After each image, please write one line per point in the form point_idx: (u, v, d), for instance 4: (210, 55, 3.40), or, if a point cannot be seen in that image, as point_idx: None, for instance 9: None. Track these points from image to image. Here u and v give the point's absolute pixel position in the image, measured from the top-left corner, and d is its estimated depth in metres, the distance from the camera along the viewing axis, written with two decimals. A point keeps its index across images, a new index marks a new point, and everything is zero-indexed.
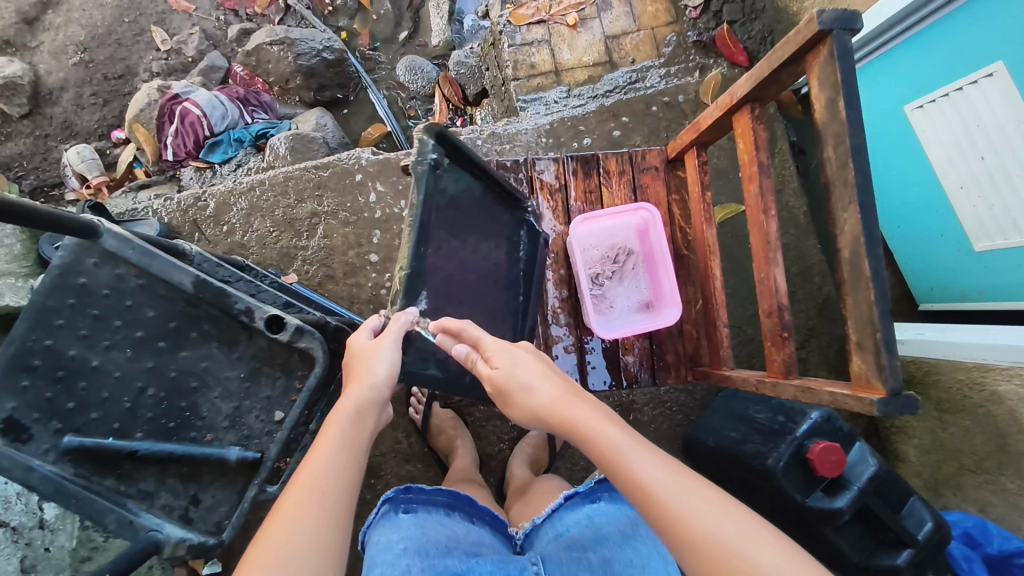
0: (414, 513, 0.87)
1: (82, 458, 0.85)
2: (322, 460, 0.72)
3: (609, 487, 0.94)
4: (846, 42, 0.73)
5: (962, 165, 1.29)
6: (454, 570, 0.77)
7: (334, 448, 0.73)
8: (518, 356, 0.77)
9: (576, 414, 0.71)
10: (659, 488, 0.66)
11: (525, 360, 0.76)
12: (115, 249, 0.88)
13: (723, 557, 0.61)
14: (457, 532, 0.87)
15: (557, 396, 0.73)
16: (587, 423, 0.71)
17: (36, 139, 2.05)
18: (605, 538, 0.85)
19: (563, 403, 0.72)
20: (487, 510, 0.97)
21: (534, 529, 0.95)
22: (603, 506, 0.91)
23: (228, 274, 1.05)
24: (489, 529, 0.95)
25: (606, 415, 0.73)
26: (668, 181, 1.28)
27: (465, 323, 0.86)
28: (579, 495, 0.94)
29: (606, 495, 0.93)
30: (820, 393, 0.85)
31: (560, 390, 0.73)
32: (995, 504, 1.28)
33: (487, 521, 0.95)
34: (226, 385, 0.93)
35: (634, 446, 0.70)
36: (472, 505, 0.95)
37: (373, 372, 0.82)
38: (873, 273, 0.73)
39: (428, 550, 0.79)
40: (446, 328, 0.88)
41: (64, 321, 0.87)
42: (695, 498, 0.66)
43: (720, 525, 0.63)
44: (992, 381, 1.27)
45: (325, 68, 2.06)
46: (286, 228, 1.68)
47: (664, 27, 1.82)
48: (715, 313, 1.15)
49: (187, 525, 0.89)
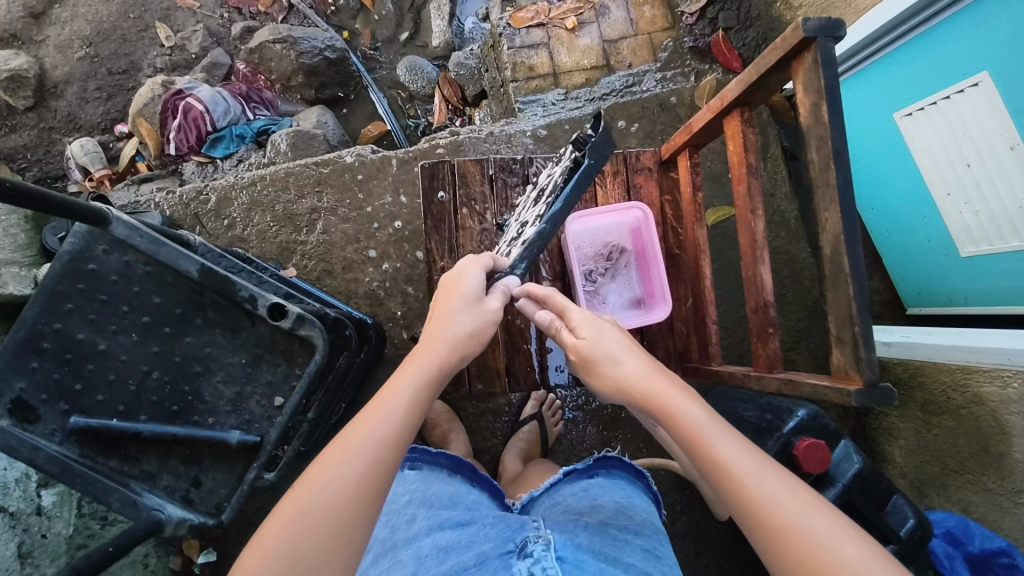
0: (417, 470, 1.03)
1: (88, 438, 0.89)
2: (387, 407, 0.73)
3: (606, 465, 1.05)
4: (829, 50, 0.77)
5: (949, 172, 1.32)
6: (456, 519, 0.90)
7: (398, 397, 0.74)
8: (605, 329, 0.83)
9: (660, 390, 0.75)
10: (740, 470, 0.67)
11: (611, 334, 0.82)
12: (125, 238, 0.90)
13: (800, 542, 0.62)
14: (459, 492, 1.00)
15: (644, 375, 0.77)
16: (672, 401, 0.74)
17: (40, 132, 2.07)
18: (600, 505, 0.93)
19: (647, 376, 0.77)
20: (489, 481, 1.07)
21: (531, 500, 1.04)
22: (599, 480, 1.01)
23: (231, 265, 1.07)
24: (488, 496, 1.04)
25: (691, 396, 0.75)
26: (661, 182, 1.32)
27: (551, 292, 0.93)
28: (577, 470, 1.04)
29: (604, 471, 1.04)
30: (801, 385, 0.88)
31: (646, 368, 0.78)
32: (976, 503, 1.32)
33: (485, 488, 1.05)
34: (228, 370, 0.95)
35: (717, 427, 0.71)
36: (473, 472, 1.06)
37: (448, 330, 0.84)
38: (853, 270, 0.76)
39: (432, 501, 0.95)
40: (536, 287, 0.96)
41: (74, 305, 0.90)
42: (777, 482, 0.66)
43: (799, 512, 0.63)
44: (975, 383, 1.30)
45: (327, 67, 2.09)
46: (286, 223, 1.71)
47: (661, 32, 1.85)
48: (705, 310, 1.19)
49: (188, 505, 0.92)
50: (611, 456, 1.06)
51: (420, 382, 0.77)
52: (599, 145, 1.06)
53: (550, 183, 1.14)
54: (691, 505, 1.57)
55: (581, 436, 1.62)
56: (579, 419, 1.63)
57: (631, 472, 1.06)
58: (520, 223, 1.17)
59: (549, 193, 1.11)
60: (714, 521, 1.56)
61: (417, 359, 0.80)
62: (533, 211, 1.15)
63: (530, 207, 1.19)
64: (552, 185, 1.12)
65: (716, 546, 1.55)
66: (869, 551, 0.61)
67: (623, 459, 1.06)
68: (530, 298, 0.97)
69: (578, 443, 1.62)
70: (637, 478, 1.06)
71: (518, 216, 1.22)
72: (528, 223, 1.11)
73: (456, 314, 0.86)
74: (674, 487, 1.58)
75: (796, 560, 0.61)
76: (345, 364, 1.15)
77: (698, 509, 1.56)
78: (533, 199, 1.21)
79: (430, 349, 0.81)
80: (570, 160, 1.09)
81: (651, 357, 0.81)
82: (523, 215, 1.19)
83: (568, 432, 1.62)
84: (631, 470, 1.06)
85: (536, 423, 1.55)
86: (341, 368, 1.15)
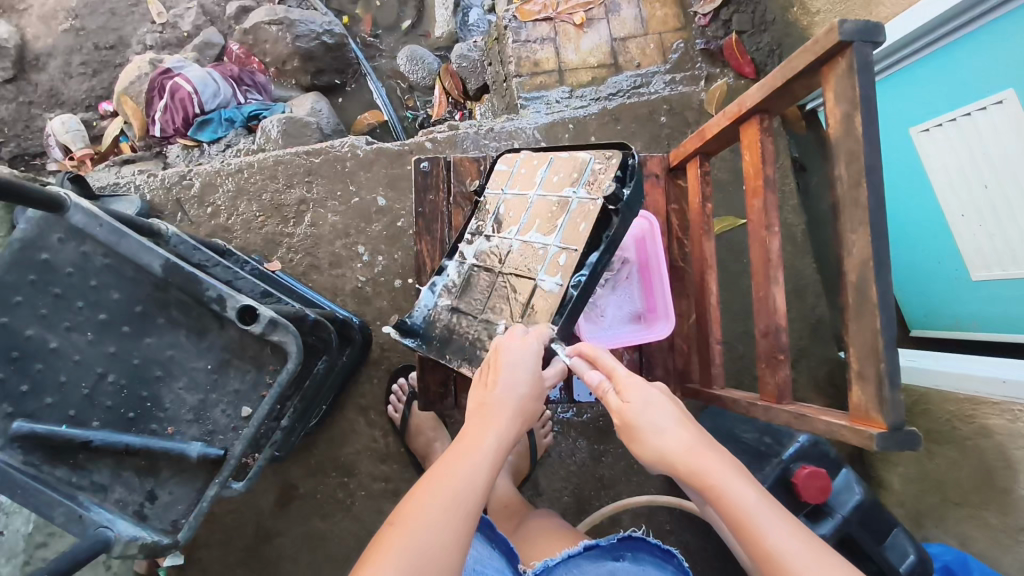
0: None
1: (34, 445, 0.83)
2: (473, 463, 0.74)
3: (633, 546, 0.97)
4: (867, 55, 0.70)
5: (965, 191, 1.25)
6: None
7: (470, 459, 0.75)
8: (653, 396, 0.77)
9: (705, 468, 0.69)
10: (795, 561, 0.61)
11: (657, 402, 0.76)
12: (82, 226, 0.83)
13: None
14: (480, 557, 0.95)
15: (691, 451, 0.71)
16: (720, 483, 0.68)
17: (18, 106, 1.99)
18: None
19: (693, 451, 0.71)
20: (505, 540, 1.02)
21: (546, 569, 0.94)
22: (626, 565, 0.94)
23: (204, 258, 0.99)
24: (504, 559, 0.99)
25: (739, 472, 0.69)
26: (668, 191, 1.25)
27: (598, 350, 0.86)
28: (601, 548, 0.96)
29: (630, 554, 0.96)
30: (814, 420, 0.81)
31: (690, 439, 0.72)
32: (975, 538, 1.24)
33: (502, 550, 1.00)
34: (191, 375, 0.89)
35: (767, 513, 0.65)
36: (491, 529, 1.02)
37: (514, 375, 0.85)
38: (881, 300, 0.69)
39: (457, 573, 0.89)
40: (590, 348, 0.88)
41: (24, 298, 0.84)
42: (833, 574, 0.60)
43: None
44: (983, 414, 1.22)
45: (324, 53, 2.00)
46: (272, 213, 1.63)
47: (672, 33, 1.78)
48: (708, 329, 1.12)
49: (141, 521, 0.85)
50: (637, 535, 0.97)
51: (497, 444, 0.78)
52: (632, 203, 0.97)
53: (564, 219, 1.02)
54: (682, 525, 1.50)
55: (571, 449, 1.55)
56: (569, 432, 1.56)
57: (658, 554, 0.96)
58: (528, 254, 1.05)
59: (569, 239, 1.00)
60: (704, 544, 1.49)
61: (485, 424, 0.80)
62: (544, 246, 1.03)
63: (534, 232, 1.06)
64: (572, 228, 1.00)
65: (707, 571, 1.48)
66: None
67: (649, 539, 0.97)
68: (582, 358, 0.89)
69: (567, 457, 1.55)
70: (666, 559, 0.96)
71: (512, 233, 1.09)
72: (546, 272, 1.01)
73: (522, 367, 0.85)
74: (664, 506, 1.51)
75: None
76: (323, 368, 1.08)
77: (690, 532, 1.50)
78: (534, 219, 1.06)
79: (500, 413, 0.81)
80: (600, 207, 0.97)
81: (699, 428, 0.75)
82: (527, 240, 1.06)
83: (558, 444, 1.55)
84: (659, 550, 0.96)
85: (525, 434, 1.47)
86: (319, 373, 1.08)
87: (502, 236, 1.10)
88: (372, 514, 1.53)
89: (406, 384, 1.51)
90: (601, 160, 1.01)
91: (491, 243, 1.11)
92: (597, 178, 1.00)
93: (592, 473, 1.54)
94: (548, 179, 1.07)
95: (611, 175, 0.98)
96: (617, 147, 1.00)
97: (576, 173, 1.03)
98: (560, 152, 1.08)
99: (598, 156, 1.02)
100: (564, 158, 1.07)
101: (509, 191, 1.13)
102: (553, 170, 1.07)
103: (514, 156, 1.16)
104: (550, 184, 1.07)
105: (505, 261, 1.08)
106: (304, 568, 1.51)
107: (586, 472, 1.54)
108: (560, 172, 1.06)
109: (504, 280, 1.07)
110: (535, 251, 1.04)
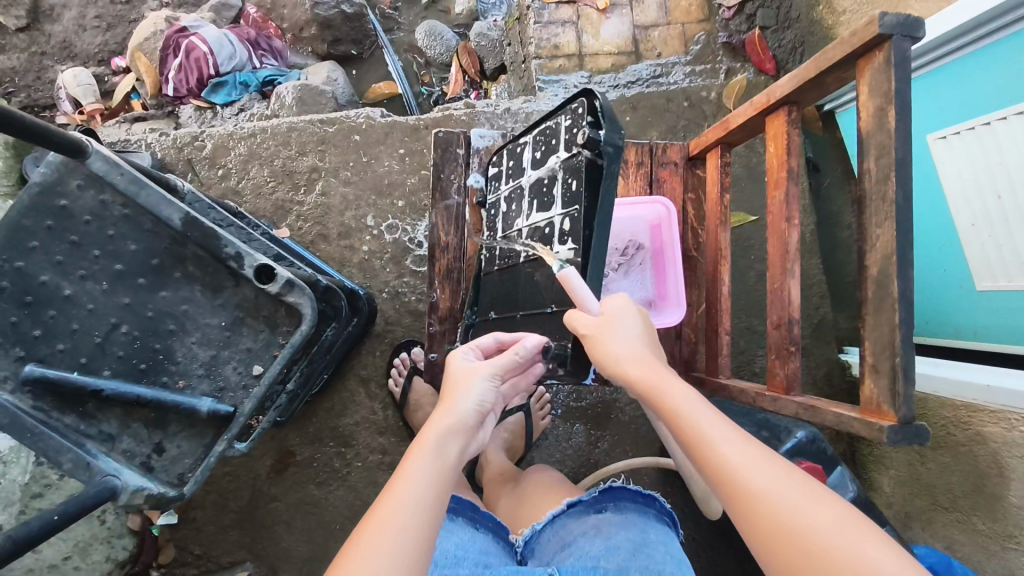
0: None
1: (44, 390, 0.83)
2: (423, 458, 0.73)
3: (613, 497, 0.96)
4: (905, 50, 0.70)
5: (977, 201, 1.24)
6: None
7: (435, 435, 0.75)
8: (622, 310, 0.86)
9: (653, 378, 0.76)
10: (721, 442, 0.68)
11: (624, 318, 0.84)
12: (102, 172, 0.82)
13: (802, 549, 0.59)
14: (464, 540, 0.93)
15: (645, 365, 0.78)
16: (670, 393, 0.74)
17: (30, 56, 1.98)
18: (615, 548, 0.85)
19: (644, 359, 0.79)
20: (491, 516, 1.01)
21: (533, 536, 0.99)
22: (608, 516, 0.93)
23: (219, 218, 1.00)
24: (491, 536, 0.98)
25: (685, 385, 0.76)
26: (686, 179, 1.25)
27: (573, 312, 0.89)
28: (583, 504, 0.96)
29: (611, 505, 0.95)
30: (824, 412, 0.82)
31: (641, 351, 0.80)
32: (961, 543, 1.26)
33: (487, 527, 0.99)
34: (204, 331, 0.89)
35: (719, 424, 0.70)
36: (474, 511, 1.00)
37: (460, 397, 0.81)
38: (900, 295, 0.70)
39: (440, 560, 0.86)
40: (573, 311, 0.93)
41: (39, 244, 0.84)
42: (755, 452, 0.67)
43: (814, 513, 0.60)
44: (978, 422, 1.23)
45: (343, 22, 1.98)
46: (283, 179, 1.62)
47: (695, 24, 1.77)
48: (718, 319, 1.12)
49: (148, 473, 0.86)
50: (616, 485, 0.97)
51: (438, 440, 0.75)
52: (612, 141, 0.94)
53: (559, 187, 1.02)
54: None
55: (568, 433, 1.56)
56: (567, 416, 1.57)
57: (641, 499, 0.96)
58: (539, 235, 1.04)
59: (568, 203, 0.99)
60: (693, 534, 1.50)
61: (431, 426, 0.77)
62: (549, 219, 1.03)
63: (536, 213, 1.06)
64: (567, 190, 0.99)
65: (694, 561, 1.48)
66: (895, 553, 0.56)
67: (628, 486, 0.96)
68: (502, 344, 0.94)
69: (563, 441, 1.56)
70: (648, 503, 0.96)
71: (522, 223, 1.10)
72: (556, 243, 0.99)
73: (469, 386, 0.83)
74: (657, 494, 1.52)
75: (803, 564, 0.58)
76: (332, 334, 1.10)
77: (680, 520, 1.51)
78: (533, 202, 1.08)
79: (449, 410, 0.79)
80: (583, 160, 0.97)
81: (653, 348, 0.82)
82: (536, 221, 1.06)
83: (555, 427, 1.56)
84: (641, 496, 0.96)
85: (523, 415, 1.47)
86: (327, 340, 1.10)
87: (512, 233, 1.13)
88: (366, 486, 1.54)
89: (408, 358, 1.52)
90: (571, 116, 1.01)
91: (503, 246, 1.15)
92: (572, 134, 1.00)
93: (586, 458, 1.55)
94: (533, 157, 1.09)
95: (583, 123, 0.97)
96: (581, 97, 0.99)
97: (557, 140, 1.04)
98: (534, 132, 1.11)
99: (568, 115, 1.02)
100: (540, 134, 1.09)
101: (505, 184, 1.18)
102: (536, 148, 1.09)
103: (500, 156, 1.21)
104: (535, 162, 1.08)
105: (522, 251, 1.09)
106: (296, 534, 1.52)
107: (581, 457, 1.55)
108: (542, 146, 1.08)
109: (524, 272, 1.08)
110: (541, 231, 1.04)
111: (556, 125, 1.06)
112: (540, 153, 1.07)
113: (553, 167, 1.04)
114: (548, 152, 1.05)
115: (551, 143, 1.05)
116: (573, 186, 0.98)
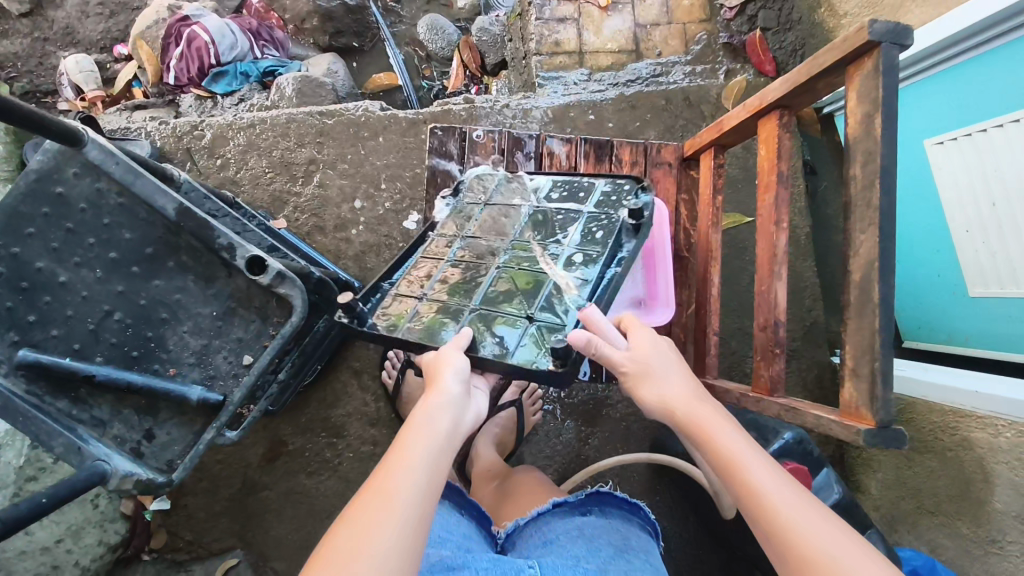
0: None
1: (38, 374, 0.84)
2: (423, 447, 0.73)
3: (600, 501, 0.98)
4: (893, 57, 0.70)
5: (972, 208, 1.25)
6: (447, 564, 0.81)
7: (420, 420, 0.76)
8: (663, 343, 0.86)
9: (699, 413, 0.78)
10: (768, 491, 0.68)
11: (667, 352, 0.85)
12: (98, 160, 0.83)
13: None
14: (449, 523, 0.94)
15: (691, 404, 0.79)
16: (716, 434, 0.74)
17: (32, 42, 1.98)
18: (596, 549, 0.88)
19: (690, 398, 0.80)
20: (476, 506, 1.03)
21: (515, 530, 0.99)
22: (592, 519, 0.95)
23: (215, 208, 1.01)
24: (474, 524, 1.00)
25: (728, 421, 0.77)
26: (680, 180, 1.29)
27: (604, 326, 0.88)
28: (568, 504, 0.97)
29: (597, 509, 0.97)
30: (805, 414, 0.83)
31: (688, 390, 0.81)
32: (945, 546, 1.28)
33: (472, 515, 1.01)
34: (196, 321, 0.90)
35: (764, 470, 0.70)
36: (461, 497, 1.02)
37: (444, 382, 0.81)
38: (882, 300, 0.71)
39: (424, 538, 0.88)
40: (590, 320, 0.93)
41: (36, 230, 0.85)
42: (799, 503, 0.67)
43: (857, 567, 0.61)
44: (964, 427, 1.24)
45: (344, 14, 2.00)
46: (282, 170, 1.63)
47: (696, 24, 1.77)
48: (707, 320, 1.13)
49: (138, 458, 0.88)
50: (604, 490, 0.99)
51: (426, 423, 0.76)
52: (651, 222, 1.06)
53: (577, 228, 1.09)
54: (660, 512, 1.52)
55: (558, 429, 1.57)
56: (558, 412, 1.58)
57: (625, 507, 0.99)
58: (539, 253, 1.07)
59: (587, 243, 1.06)
60: (680, 532, 1.51)
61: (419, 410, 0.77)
62: (552, 250, 1.07)
63: (533, 237, 1.10)
64: (589, 234, 1.07)
65: (681, 559, 1.50)
66: None
67: (616, 493, 0.99)
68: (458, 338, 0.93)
69: (554, 437, 1.57)
70: (632, 512, 0.99)
71: (508, 237, 1.12)
72: (561, 269, 1.04)
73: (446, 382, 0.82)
74: (645, 491, 1.53)
75: None
76: (323, 326, 1.12)
77: (667, 518, 1.52)
78: (529, 228, 1.12)
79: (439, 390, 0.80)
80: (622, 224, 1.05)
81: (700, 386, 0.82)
82: (535, 243, 1.09)
83: (546, 422, 1.57)
84: (626, 504, 0.99)
85: (515, 410, 1.48)
86: (319, 331, 1.11)
87: (485, 237, 1.13)
88: (357, 476, 1.55)
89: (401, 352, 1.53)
90: (613, 186, 1.13)
91: (471, 241, 1.14)
92: (612, 198, 1.11)
93: (576, 454, 1.56)
94: (549, 195, 1.16)
95: (633, 191, 1.10)
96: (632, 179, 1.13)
97: (586, 196, 1.13)
98: (557, 177, 1.20)
99: (609, 184, 1.14)
100: (562, 182, 1.18)
101: (494, 197, 1.20)
102: (553, 189, 1.17)
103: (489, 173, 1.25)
104: (550, 200, 1.15)
105: (501, 258, 1.09)
106: (286, 522, 1.54)
107: (570, 453, 1.57)
108: (562, 190, 1.16)
109: (501, 273, 1.07)
110: (540, 252, 1.08)
111: (591, 180, 1.16)
112: (561, 194, 1.15)
113: (572, 210, 1.12)
114: (575, 197, 1.14)
115: (583, 190, 1.14)
116: (597, 232, 1.07)
